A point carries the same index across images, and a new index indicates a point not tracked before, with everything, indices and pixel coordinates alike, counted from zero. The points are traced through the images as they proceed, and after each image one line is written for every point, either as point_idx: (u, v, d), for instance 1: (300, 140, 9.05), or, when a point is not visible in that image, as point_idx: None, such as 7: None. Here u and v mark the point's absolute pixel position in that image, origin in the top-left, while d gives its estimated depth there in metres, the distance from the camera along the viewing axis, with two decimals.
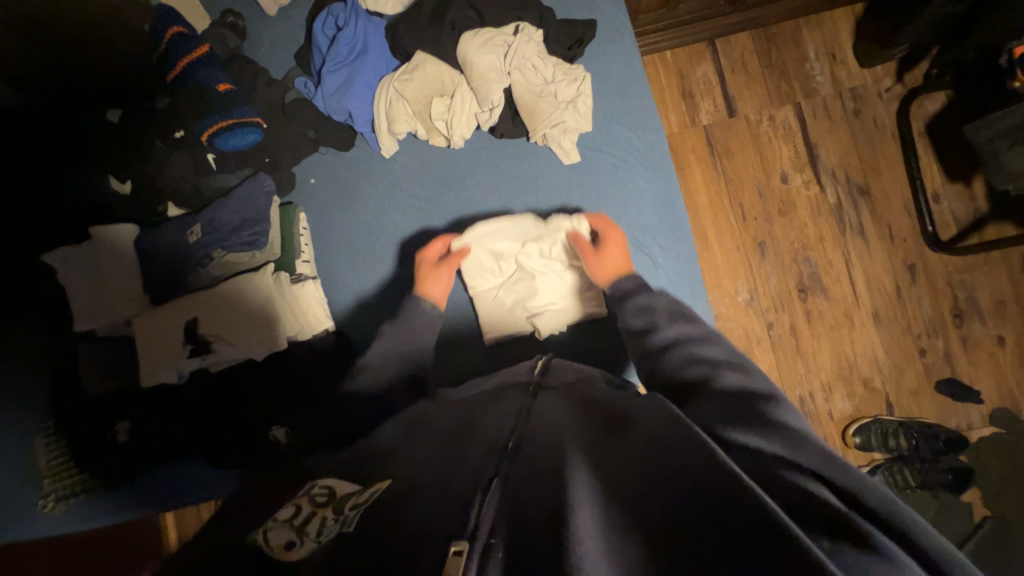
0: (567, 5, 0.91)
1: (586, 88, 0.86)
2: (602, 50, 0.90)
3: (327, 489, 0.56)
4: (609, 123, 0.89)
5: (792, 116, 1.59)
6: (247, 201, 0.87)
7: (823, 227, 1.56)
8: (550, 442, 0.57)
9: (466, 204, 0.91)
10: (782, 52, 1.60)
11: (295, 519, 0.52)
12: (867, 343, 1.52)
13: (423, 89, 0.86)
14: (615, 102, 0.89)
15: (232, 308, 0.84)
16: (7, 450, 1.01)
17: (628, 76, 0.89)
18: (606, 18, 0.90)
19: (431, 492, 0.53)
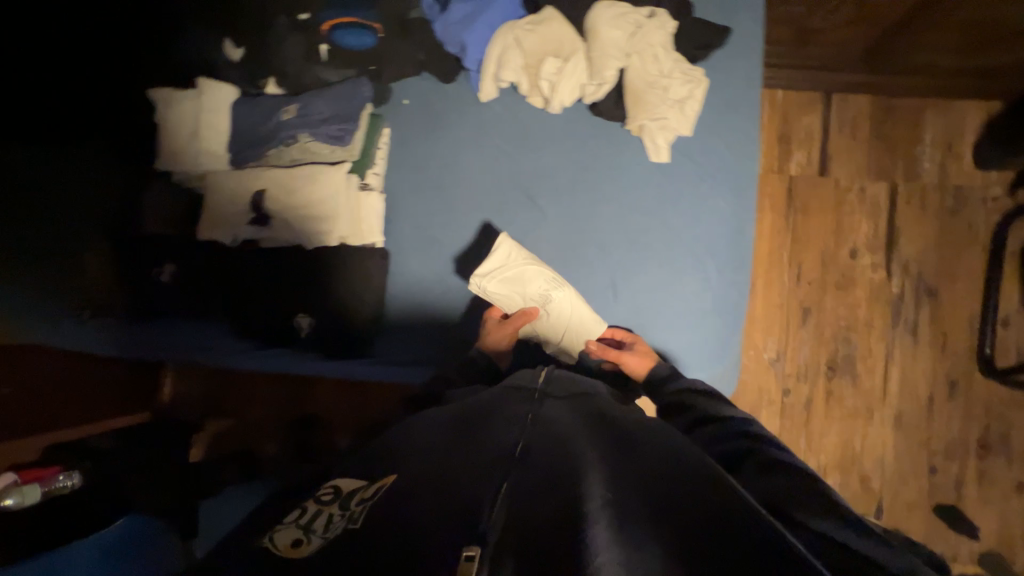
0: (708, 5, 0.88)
1: (699, 92, 0.84)
2: (727, 59, 0.87)
3: (333, 489, 0.67)
4: (709, 135, 0.86)
5: (883, 194, 1.52)
6: (342, 98, 0.89)
7: (876, 314, 1.50)
8: (556, 454, 0.60)
9: (543, 168, 0.90)
10: (897, 127, 1.52)
11: (302, 518, 0.62)
12: (879, 442, 1.47)
13: (541, 45, 0.85)
14: (722, 115, 0.87)
15: (300, 194, 0.88)
16: (70, 257, 1.10)
17: (744, 94, 0.87)
18: (743, 28, 0.87)
19: (441, 487, 0.57)
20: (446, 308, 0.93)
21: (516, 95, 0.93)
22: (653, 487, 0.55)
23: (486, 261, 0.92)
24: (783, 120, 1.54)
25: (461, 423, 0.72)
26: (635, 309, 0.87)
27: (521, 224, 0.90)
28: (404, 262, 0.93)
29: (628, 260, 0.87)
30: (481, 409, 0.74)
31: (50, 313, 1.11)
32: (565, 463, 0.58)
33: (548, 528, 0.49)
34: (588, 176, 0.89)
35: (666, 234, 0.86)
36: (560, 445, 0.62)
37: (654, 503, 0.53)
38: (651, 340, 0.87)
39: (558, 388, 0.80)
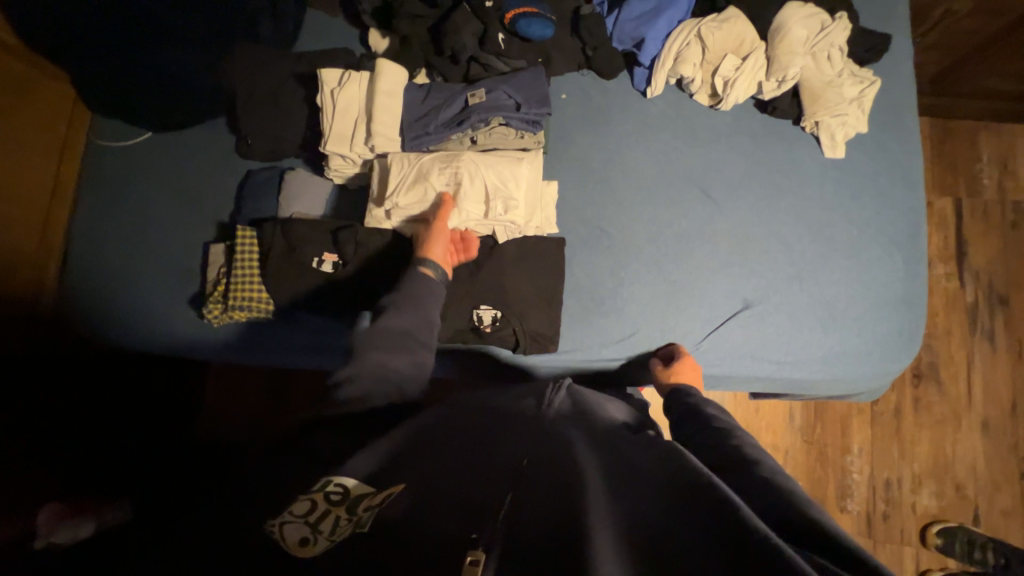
0: (869, 14, 0.92)
1: (872, 92, 0.87)
2: (890, 64, 0.91)
3: (344, 487, 0.52)
4: (881, 133, 0.89)
5: (950, 208, 1.61)
6: (529, 82, 0.85)
7: (953, 321, 1.55)
8: (562, 463, 0.50)
9: (714, 163, 0.90)
10: (956, 147, 1.63)
11: (311, 514, 0.49)
12: (969, 448, 1.49)
13: (722, 42, 0.86)
14: (891, 115, 0.89)
15: (492, 178, 0.82)
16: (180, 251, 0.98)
17: (908, 96, 0.90)
18: (902, 36, 0.92)
19: (438, 508, 0.47)
20: (619, 301, 0.87)
21: (682, 91, 0.94)
22: (661, 493, 0.45)
23: (661, 253, 0.89)
24: None
25: (446, 436, 0.59)
26: (823, 302, 0.85)
27: (696, 218, 0.89)
28: (576, 254, 0.89)
29: (812, 254, 0.86)
30: (480, 413, 0.63)
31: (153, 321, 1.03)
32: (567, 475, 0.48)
33: (550, 545, 0.40)
34: (764, 171, 0.89)
35: (849, 228, 0.86)
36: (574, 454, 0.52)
37: (664, 509, 0.43)
38: (841, 334, 0.84)
39: (571, 402, 0.67)
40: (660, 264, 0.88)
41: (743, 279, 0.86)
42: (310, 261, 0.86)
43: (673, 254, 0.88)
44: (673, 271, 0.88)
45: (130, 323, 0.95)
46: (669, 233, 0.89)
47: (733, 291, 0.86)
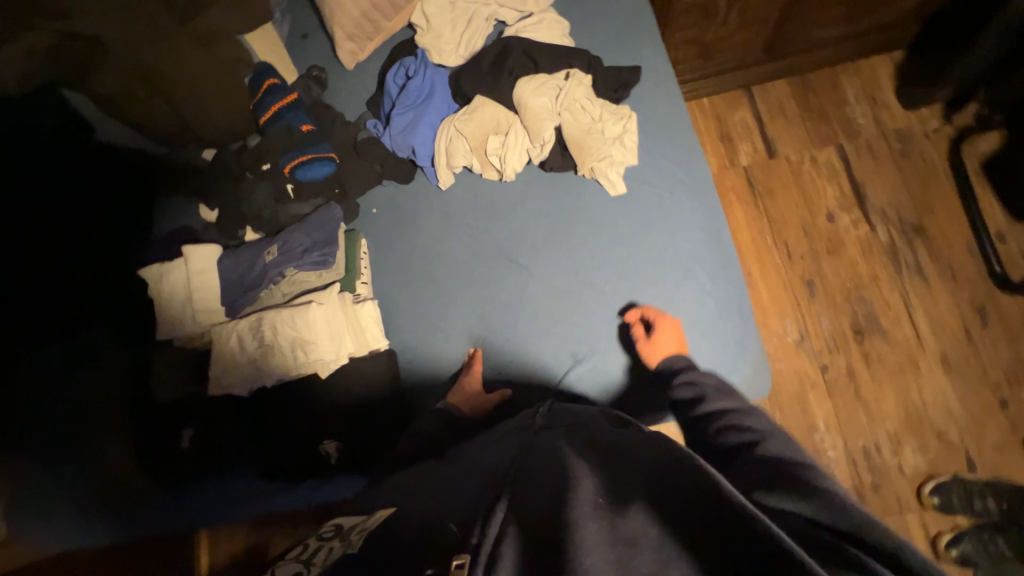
0: (614, 55, 0.99)
1: (632, 125, 0.93)
2: (645, 93, 0.96)
3: (334, 526, 0.69)
4: (655, 157, 0.93)
5: (835, 156, 1.59)
6: (319, 226, 0.95)
7: (876, 266, 1.50)
8: (547, 474, 0.59)
9: (514, 232, 0.94)
10: (821, 97, 1.63)
11: (303, 551, 0.62)
12: (938, 391, 1.41)
13: (481, 127, 0.94)
14: (661, 137, 0.94)
15: (299, 323, 0.88)
16: None
17: (674, 115, 0.95)
18: (652, 64, 0.98)
19: (443, 525, 0.58)
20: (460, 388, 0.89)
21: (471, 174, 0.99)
22: (647, 484, 0.51)
23: (490, 330, 0.92)
24: (718, 122, 1.66)
25: (448, 481, 0.71)
26: (652, 335, 0.87)
27: (513, 287, 0.93)
28: (415, 356, 0.94)
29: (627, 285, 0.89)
30: (481, 451, 0.75)
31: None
32: (556, 480, 0.56)
33: (545, 532, 0.48)
34: (562, 226, 0.93)
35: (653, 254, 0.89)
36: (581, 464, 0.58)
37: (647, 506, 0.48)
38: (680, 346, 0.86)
39: (561, 417, 0.76)
40: (493, 340, 0.91)
41: (572, 330, 0.89)
42: (172, 441, 0.92)
43: (501, 324, 0.91)
44: (507, 342, 0.91)
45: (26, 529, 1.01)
46: (494, 308, 0.93)
47: (566, 346, 0.88)
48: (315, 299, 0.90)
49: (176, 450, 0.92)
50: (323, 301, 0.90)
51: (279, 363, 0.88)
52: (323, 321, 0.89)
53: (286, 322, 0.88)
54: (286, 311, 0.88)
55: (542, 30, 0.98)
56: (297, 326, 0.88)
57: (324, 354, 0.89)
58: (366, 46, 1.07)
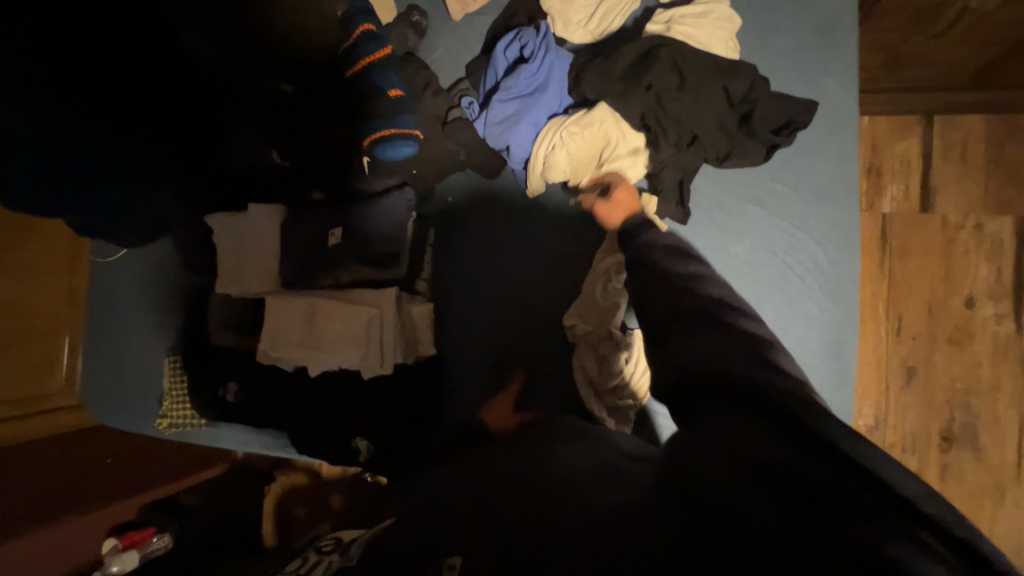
0: (785, 79, 0.88)
1: (756, 180, 0.88)
2: (812, 138, 0.87)
3: (334, 539, 0.67)
4: (795, 228, 0.86)
5: (1008, 230, 1.28)
6: (389, 211, 0.89)
7: (1002, 373, 1.27)
8: (553, 475, 0.62)
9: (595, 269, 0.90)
10: (1022, 148, 1.27)
11: (305, 563, 0.62)
12: (1014, 527, 1.24)
13: (591, 146, 0.85)
14: (811, 206, 0.86)
15: (350, 319, 0.84)
16: (152, 358, 1.25)
17: (837, 177, 0.86)
18: (830, 103, 0.87)
19: (453, 506, 0.62)
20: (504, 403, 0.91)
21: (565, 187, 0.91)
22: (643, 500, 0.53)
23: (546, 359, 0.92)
24: (872, 149, 1.34)
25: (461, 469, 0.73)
26: None
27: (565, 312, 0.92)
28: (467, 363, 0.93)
29: None
30: (511, 432, 0.80)
31: (144, 407, 1.26)
32: (561, 489, 0.58)
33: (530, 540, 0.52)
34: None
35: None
36: (593, 485, 0.58)
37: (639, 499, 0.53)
38: None
39: (567, 427, 0.76)
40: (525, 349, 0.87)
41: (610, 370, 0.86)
42: (219, 389, 0.97)
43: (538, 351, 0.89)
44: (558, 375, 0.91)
45: (123, 402, 1.28)
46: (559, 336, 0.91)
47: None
48: (375, 305, 0.84)
49: (223, 401, 0.98)
50: (377, 308, 0.84)
51: (325, 356, 0.85)
52: (371, 327, 0.84)
53: (337, 316, 0.84)
54: (339, 301, 0.85)
55: (706, 26, 0.85)
56: (350, 324, 0.84)
57: (370, 362, 0.85)
58: None
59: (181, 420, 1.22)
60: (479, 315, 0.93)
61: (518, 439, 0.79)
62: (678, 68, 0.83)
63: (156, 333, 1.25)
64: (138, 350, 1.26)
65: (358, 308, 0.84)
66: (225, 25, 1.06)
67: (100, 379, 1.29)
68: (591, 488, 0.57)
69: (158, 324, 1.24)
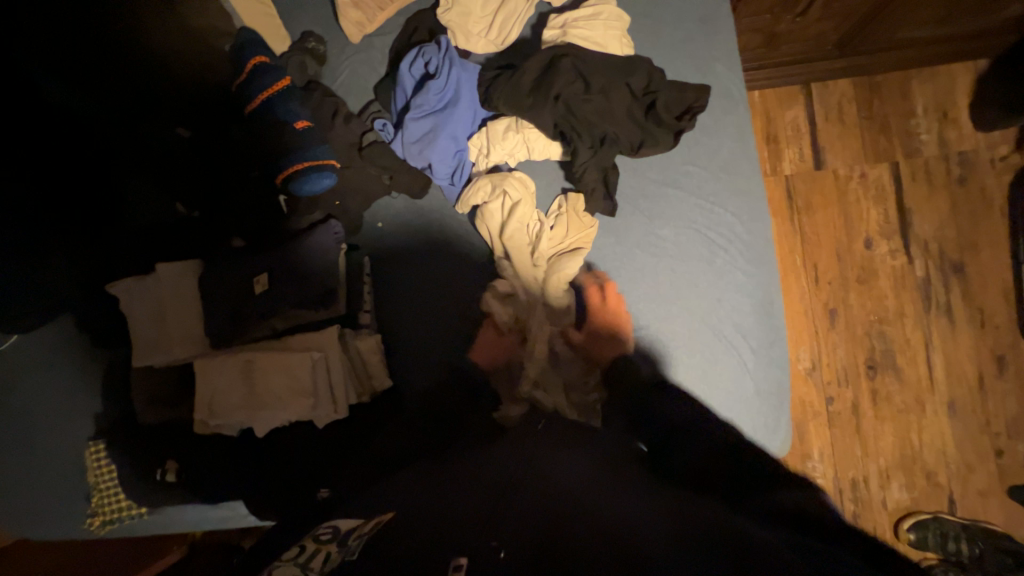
0: (679, 68, 0.95)
1: (670, 165, 0.93)
2: (712, 120, 0.94)
3: (332, 529, 0.66)
4: (712, 205, 0.92)
5: (887, 176, 1.45)
6: (316, 248, 0.84)
7: (904, 300, 1.44)
8: (554, 483, 0.63)
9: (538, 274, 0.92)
10: (886, 103, 1.45)
11: (300, 556, 0.60)
12: (936, 433, 1.41)
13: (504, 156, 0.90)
14: (721, 181, 0.93)
15: (293, 368, 0.80)
16: (71, 452, 1.11)
17: (739, 152, 0.93)
18: (721, 85, 0.94)
19: (436, 514, 0.59)
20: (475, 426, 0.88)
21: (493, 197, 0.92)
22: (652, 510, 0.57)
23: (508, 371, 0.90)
24: (766, 120, 1.47)
25: (432, 484, 0.70)
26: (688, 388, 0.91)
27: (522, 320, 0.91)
28: (429, 391, 0.89)
29: (640, 314, 0.92)
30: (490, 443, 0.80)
31: (70, 508, 1.11)
32: (565, 497, 0.59)
33: (540, 535, 0.51)
34: (585, 265, 0.92)
35: (657, 300, 0.92)
36: (567, 492, 0.60)
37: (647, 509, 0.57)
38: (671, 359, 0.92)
39: (558, 434, 0.79)
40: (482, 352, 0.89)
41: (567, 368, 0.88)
42: (155, 472, 0.88)
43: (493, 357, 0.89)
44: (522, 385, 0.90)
45: (39, 509, 1.11)
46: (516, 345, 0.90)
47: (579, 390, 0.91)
48: (317, 347, 0.82)
49: (164, 482, 0.88)
50: (321, 353, 0.82)
51: (270, 412, 0.80)
52: (317, 372, 0.81)
53: (278, 368, 0.80)
54: (277, 351, 0.81)
55: (599, 27, 0.90)
56: (293, 373, 0.80)
57: (320, 409, 0.81)
58: (376, 17, 0.90)
59: (119, 513, 1.09)
60: (432, 335, 0.90)
61: (498, 445, 0.79)
62: (580, 72, 0.87)
63: (72, 423, 1.11)
64: (50, 446, 1.11)
65: (299, 356, 0.80)
66: (97, 74, 0.96)
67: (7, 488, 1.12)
68: (603, 496, 0.60)
69: (73, 413, 1.10)
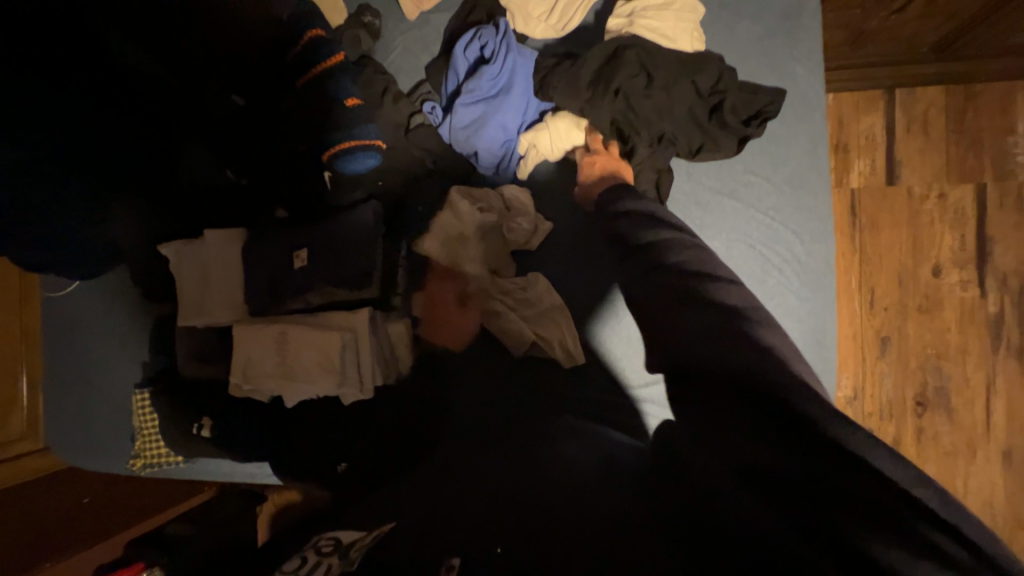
0: (753, 66, 0.87)
1: (730, 173, 0.87)
2: (783, 126, 0.87)
3: (334, 541, 0.66)
4: (772, 219, 0.86)
5: (969, 198, 1.31)
6: (355, 229, 0.84)
7: (970, 336, 1.32)
8: (551, 477, 0.66)
9: (577, 276, 0.90)
10: (981, 117, 1.30)
11: (302, 566, 0.61)
12: (986, 482, 1.31)
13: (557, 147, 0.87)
14: (785, 194, 0.86)
15: (323, 346, 0.81)
16: (120, 395, 1.19)
17: (809, 164, 0.86)
18: (798, 89, 0.86)
19: (444, 511, 0.63)
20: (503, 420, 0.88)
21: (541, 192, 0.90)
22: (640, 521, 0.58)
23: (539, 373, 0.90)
24: (838, 125, 1.35)
25: (445, 474, 0.73)
26: None
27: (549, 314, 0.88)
28: (457, 382, 0.90)
29: None
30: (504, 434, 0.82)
31: (120, 446, 1.20)
32: (561, 495, 0.62)
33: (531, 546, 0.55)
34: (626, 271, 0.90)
35: None
36: (589, 507, 0.60)
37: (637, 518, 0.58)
38: None
39: (567, 430, 0.80)
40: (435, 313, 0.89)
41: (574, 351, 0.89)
42: (191, 426, 0.93)
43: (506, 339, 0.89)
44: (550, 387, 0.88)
45: (91, 442, 1.21)
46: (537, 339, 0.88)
47: (607, 400, 0.89)
48: (347, 326, 0.82)
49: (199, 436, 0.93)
50: (351, 333, 0.82)
51: (300, 385, 0.82)
52: (345, 352, 0.81)
53: (308, 344, 0.81)
54: (310, 328, 0.82)
55: (670, 18, 0.84)
56: (323, 351, 0.81)
57: (347, 388, 0.82)
58: None
59: (158, 458, 1.17)
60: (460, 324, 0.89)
61: (510, 436, 0.82)
62: (643, 66, 0.82)
63: (122, 367, 1.19)
64: (103, 386, 1.20)
65: (329, 335, 0.81)
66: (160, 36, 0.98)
67: (64, 421, 1.22)
68: (599, 495, 0.62)
69: (124, 358, 1.18)
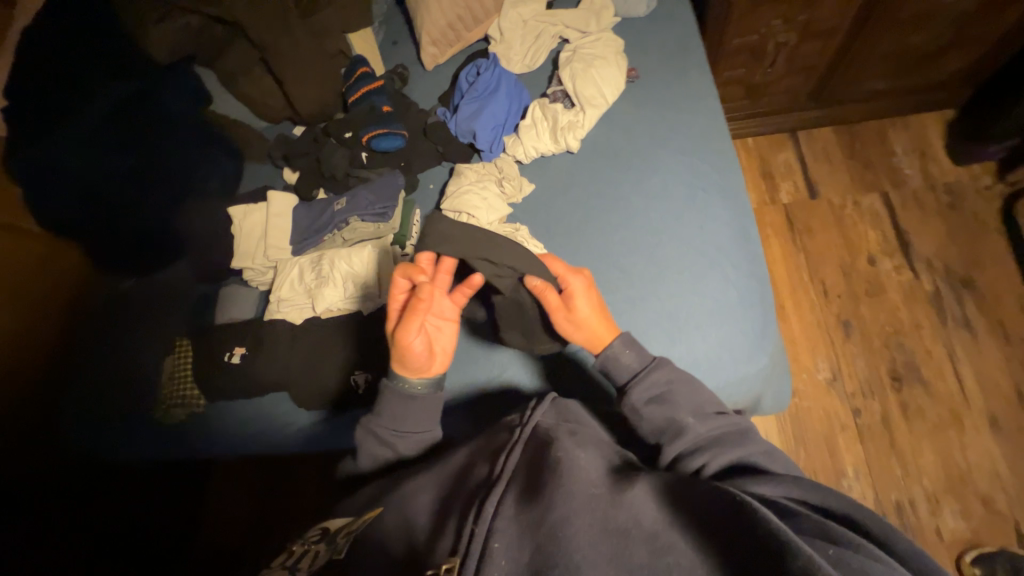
0: (663, 52, 1.14)
1: (653, 121, 1.07)
2: (687, 86, 1.09)
3: (320, 529, 0.77)
4: (693, 150, 1.02)
5: (879, 203, 1.61)
6: (381, 185, 1.09)
7: (919, 313, 1.47)
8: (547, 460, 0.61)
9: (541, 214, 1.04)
10: (867, 146, 1.67)
11: (288, 558, 0.72)
12: (983, 452, 1.32)
13: (550, 125, 1.07)
14: (698, 130, 1.04)
15: (352, 258, 1.03)
16: None
17: (713, 110, 1.07)
18: (696, 64, 1.12)
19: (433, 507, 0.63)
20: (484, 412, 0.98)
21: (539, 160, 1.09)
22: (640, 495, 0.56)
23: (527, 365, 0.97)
24: (761, 160, 1.72)
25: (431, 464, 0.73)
26: (671, 315, 0.91)
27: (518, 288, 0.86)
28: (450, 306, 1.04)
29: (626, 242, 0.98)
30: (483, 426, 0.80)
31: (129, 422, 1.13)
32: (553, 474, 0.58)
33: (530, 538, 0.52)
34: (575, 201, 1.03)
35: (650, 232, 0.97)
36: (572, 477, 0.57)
37: (651, 499, 0.55)
38: (658, 283, 0.94)
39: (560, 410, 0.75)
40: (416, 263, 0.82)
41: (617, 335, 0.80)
42: (224, 355, 1.03)
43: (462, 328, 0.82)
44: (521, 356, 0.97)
45: None
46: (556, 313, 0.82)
47: None
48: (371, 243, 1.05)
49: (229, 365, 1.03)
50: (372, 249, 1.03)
51: (332, 292, 1.03)
52: (367, 262, 1.02)
53: (339, 259, 1.03)
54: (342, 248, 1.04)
55: (599, 46, 1.12)
56: (351, 260, 1.03)
57: (367, 295, 1.02)
58: (446, 51, 1.25)
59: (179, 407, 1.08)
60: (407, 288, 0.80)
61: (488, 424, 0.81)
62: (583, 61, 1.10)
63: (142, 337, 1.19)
64: None
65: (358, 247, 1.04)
66: None
67: None
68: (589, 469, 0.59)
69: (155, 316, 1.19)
